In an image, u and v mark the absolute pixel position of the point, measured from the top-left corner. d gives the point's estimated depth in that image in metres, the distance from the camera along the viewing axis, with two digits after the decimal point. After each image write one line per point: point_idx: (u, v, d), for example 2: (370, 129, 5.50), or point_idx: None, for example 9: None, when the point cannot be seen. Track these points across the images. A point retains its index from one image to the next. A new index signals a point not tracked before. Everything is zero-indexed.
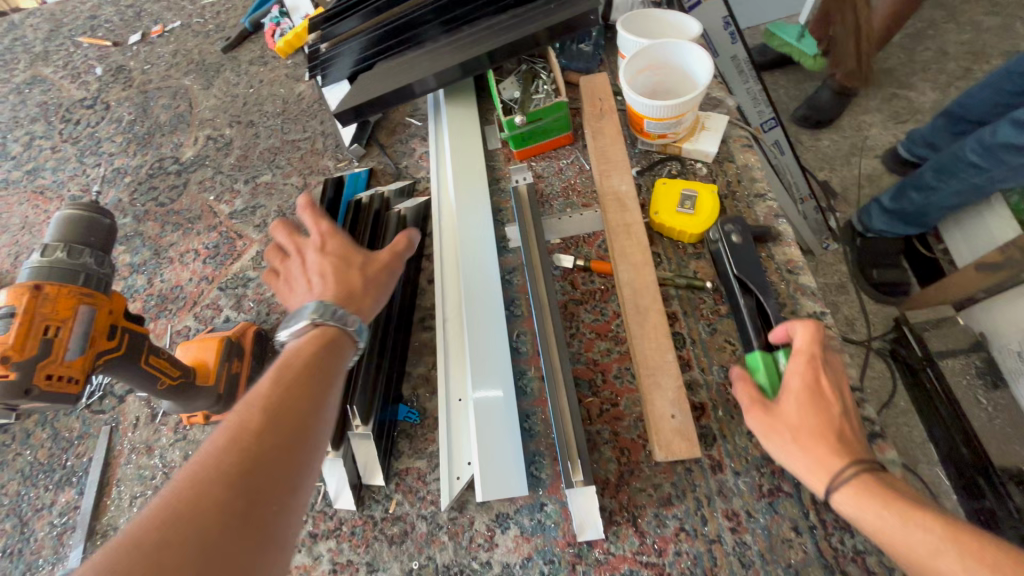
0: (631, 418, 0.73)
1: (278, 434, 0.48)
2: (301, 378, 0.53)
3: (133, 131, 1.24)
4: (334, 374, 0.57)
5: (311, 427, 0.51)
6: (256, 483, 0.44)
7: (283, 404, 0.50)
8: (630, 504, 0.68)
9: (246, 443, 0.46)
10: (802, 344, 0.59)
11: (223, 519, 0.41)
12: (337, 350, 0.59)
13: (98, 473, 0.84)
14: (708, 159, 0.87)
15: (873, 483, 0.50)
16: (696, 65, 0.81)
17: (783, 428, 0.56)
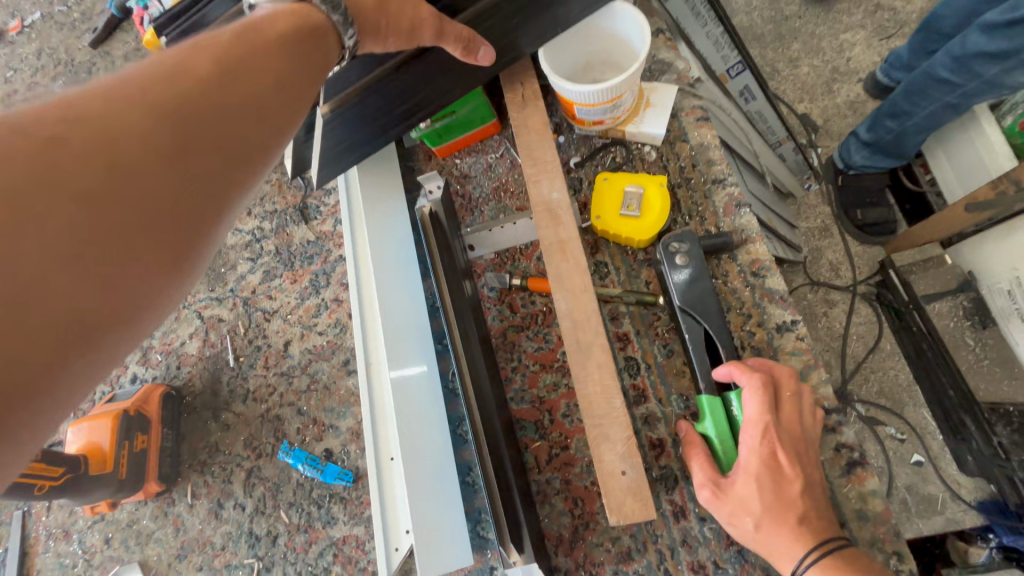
0: (583, 463, 0.64)
1: (251, 68, 0.43)
2: (273, 44, 0.46)
3: None
4: (313, 71, 0.49)
5: (276, 109, 0.44)
6: (223, 103, 0.40)
7: (255, 47, 0.44)
8: (587, 562, 0.61)
9: (219, 63, 0.41)
10: (752, 414, 0.54)
11: (179, 117, 0.37)
12: (318, 40, 0.50)
13: (15, 565, 0.77)
14: (657, 142, 0.73)
15: (841, 568, 0.48)
16: (630, 30, 0.66)
17: (743, 515, 0.52)
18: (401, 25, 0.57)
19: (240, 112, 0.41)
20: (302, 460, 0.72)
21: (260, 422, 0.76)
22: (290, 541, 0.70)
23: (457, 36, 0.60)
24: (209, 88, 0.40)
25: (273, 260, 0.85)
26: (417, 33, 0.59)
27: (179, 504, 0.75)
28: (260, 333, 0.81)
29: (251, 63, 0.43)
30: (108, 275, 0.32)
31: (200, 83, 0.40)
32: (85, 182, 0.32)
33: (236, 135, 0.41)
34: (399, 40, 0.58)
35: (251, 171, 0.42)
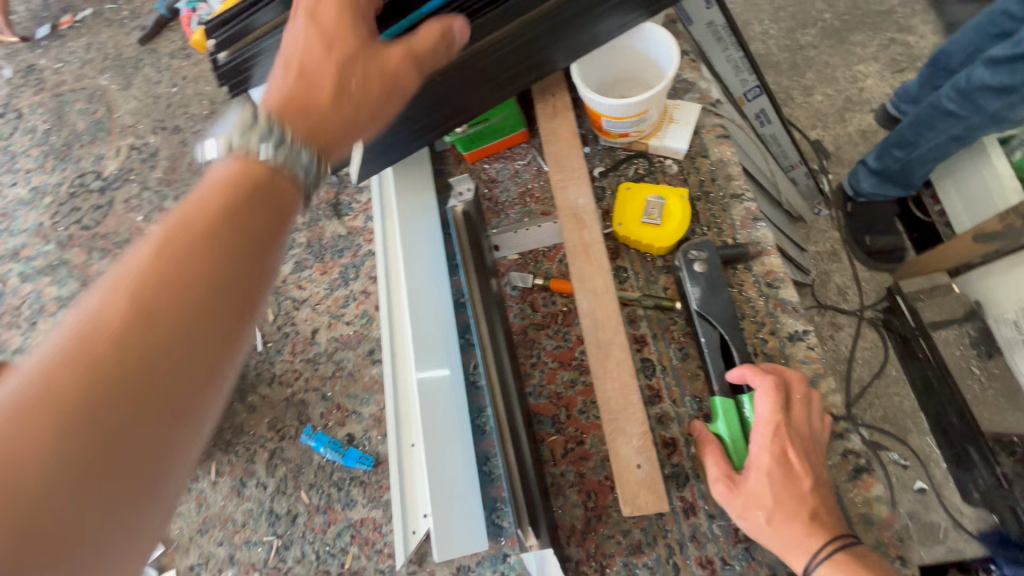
0: (597, 457, 0.67)
1: (203, 250, 0.39)
2: (201, 238, 0.39)
3: (50, 142, 1.11)
4: (275, 221, 0.44)
5: (239, 282, 0.40)
6: (172, 312, 0.36)
7: (208, 228, 0.40)
8: (598, 553, 0.63)
9: (169, 261, 0.38)
10: (763, 413, 0.57)
11: (125, 347, 0.34)
12: (273, 186, 0.45)
13: None
14: (679, 156, 0.77)
15: (849, 562, 0.51)
16: (659, 50, 0.71)
17: (755, 509, 0.54)
18: (374, 80, 0.51)
19: (194, 311, 0.37)
20: (325, 443, 0.74)
21: (285, 406, 0.79)
22: (309, 521, 0.73)
23: (432, 40, 0.55)
24: (153, 298, 0.36)
25: (304, 252, 0.88)
26: (396, 80, 0.53)
27: (203, 480, 0.78)
28: (289, 320, 0.84)
29: (202, 249, 0.39)
30: (57, 550, 0.30)
31: (106, 344, 0.34)
32: (26, 480, 0.30)
33: (192, 336, 0.37)
34: (372, 92, 0.51)
35: (218, 364, 0.38)
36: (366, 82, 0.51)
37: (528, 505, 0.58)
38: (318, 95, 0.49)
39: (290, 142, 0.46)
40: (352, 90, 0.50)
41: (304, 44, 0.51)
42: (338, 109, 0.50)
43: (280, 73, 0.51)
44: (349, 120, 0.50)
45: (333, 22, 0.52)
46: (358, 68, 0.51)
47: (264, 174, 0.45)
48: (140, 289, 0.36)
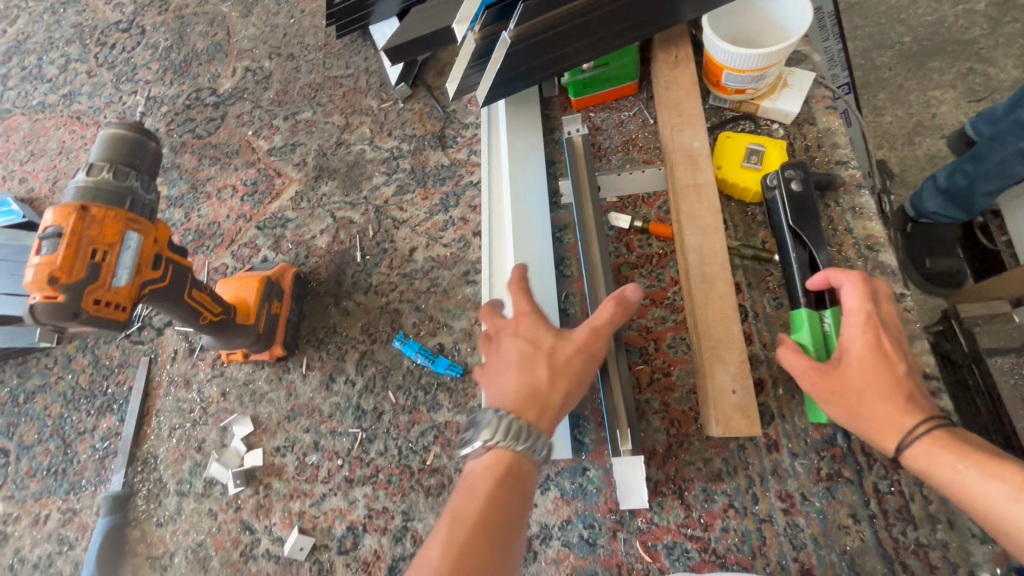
0: (683, 389, 0.69)
1: (482, 537, 0.48)
2: (479, 537, 0.48)
3: (170, 59, 1.19)
4: (518, 499, 0.53)
5: (497, 554, 0.48)
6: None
7: (481, 518, 0.49)
8: (677, 477, 0.66)
9: (460, 542, 0.48)
10: (854, 303, 0.56)
11: None
12: (517, 480, 0.53)
13: (139, 402, 0.86)
14: (788, 120, 0.79)
15: (947, 437, 0.49)
16: (790, 11, 0.73)
17: (843, 391, 0.54)
18: (571, 363, 0.58)
19: None
20: (416, 349, 0.78)
21: (379, 313, 0.84)
22: (394, 418, 0.77)
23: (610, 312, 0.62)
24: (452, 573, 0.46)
25: (407, 177, 0.93)
26: (592, 350, 0.60)
27: (294, 372, 0.83)
28: (388, 237, 0.89)
29: (476, 536, 0.48)
30: None
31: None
32: None
33: None
34: (578, 375, 0.59)
35: None
36: (570, 383, 0.58)
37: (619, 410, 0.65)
38: (535, 384, 0.57)
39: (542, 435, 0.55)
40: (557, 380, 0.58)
41: (514, 344, 0.60)
42: (555, 371, 0.58)
43: (500, 361, 0.60)
44: (566, 393, 0.58)
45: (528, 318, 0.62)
46: (567, 345, 0.59)
47: (520, 465, 0.54)
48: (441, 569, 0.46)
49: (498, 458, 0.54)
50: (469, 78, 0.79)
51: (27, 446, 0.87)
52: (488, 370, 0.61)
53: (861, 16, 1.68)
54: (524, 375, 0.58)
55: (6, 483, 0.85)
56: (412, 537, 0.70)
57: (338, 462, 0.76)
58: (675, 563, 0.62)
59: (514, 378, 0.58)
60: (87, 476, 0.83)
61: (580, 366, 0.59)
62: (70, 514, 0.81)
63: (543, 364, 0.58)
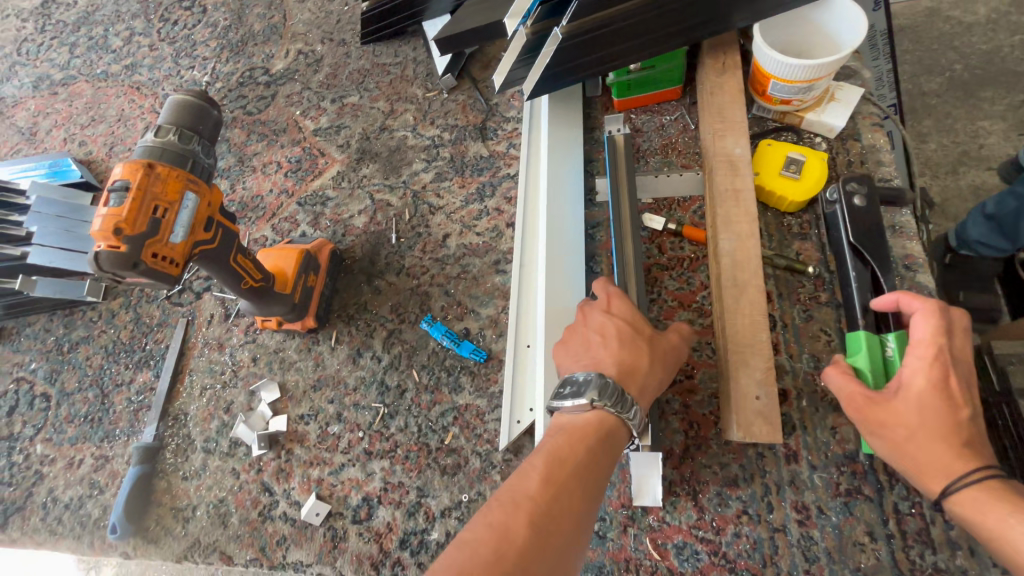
0: (705, 392, 0.70)
1: (580, 480, 0.50)
2: (576, 479, 0.50)
3: (228, 38, 1.24)
4: (611, 462, 0.54)
5: (587, 503, 0.50)
6: (557, 510, 0.48)
7: (582, 463, 0.51)
8: (692, 478, 0.66)
9: (559, 477, 0.49)
10: (923, 335, 0.54)
11: (535, 547, 0.45)
12: (614, 443, 0.55)
13: (174, 360, 0.90)
14: (832, 134, 0.79)
15: (1001, 489, 0.48)
16: (843, 25, 0.73)
17: (894, 425, 0.52)
18: (668, 353, 0.63)
19: (564, 528, 0.47)
20: (443, 332, 0.80)
21: (409, 294, 0.86)
22: (416, 397, 0.78)
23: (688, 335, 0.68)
24: (549, 502, 0.48)
25: (446, 165, 0.95)
26: (681, 350, 0.64)
27: (323, 344, 0.86)
28: (423, 222, 0.91)
29: (574, 476, 0.50)
30: None
31: (545, 512, 0.47)
32: None
33: (559, 537, 0.47)
34: (667, 369, 0.62)
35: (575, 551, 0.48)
36: (664, 372, 0.61)
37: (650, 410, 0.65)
38: (635, 363, 0.60)
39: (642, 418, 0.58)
40: (653, 364, 0.61)
41: (611, 321, 0.63)
42: (655, 363, 0.61)
43: (597, 336, 0.62)
44: (658, 383, 0.61)
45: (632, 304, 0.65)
46: (663, 339, 0.63)
47: (616, 433, 0.56)
48: (537, 494, 0.48)
49: (599, 418, 0.55)
50: (515, 72, 0.81)
51: (68, 393, 0.91)
52: (581, 345, 0.63)
53: (913, 40, 1.64)
54: (624, 350, 0.60)
55: (46, 426, 0.90)
56: (425, 513, 0.71)
57: (359, 435, 0.78)
58: (684, 563, 0.62)
59: (618, 350, 0.60)
60: (120, 426, 0.87)
61: (672, 360, 0.63)
62: (103, 461, 0.85)
63: (644, 352, 0.61)
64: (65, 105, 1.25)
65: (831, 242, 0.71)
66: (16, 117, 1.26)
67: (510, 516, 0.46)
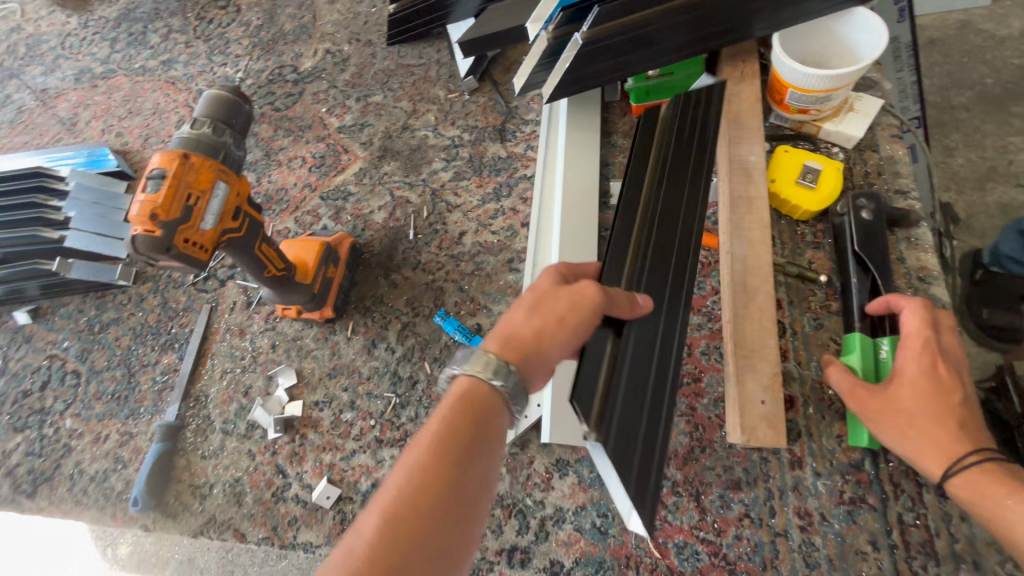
0: (711, 396, 0.70)
1: (449, 454, 0.45)
2: (442, 452, 0.45)
3: (259, 36, 1.28)
4: (487, 414, 0.49)
5: (464, 467, 0.45)
6: (426, 492, 0.43)
7: (444, 434, 0.46)
8: (695, 480, 0.66)
9: (420, 461, 0.44)
10: (910, 328, 0.58)
11: (409, 539, 0.41)
12: (482, 397, 0.49)
13: (198, 343, 0.93)
14: (849, 144, 0.79)
15: (998, 471, 0.50)
16: (862, 37, 0.74)
17: (893, 413, 0.55)
18: (555, 307, 0.54)
19: (441, 506, 0.43)
20: (455, 327, 0.82)
21: (424, 289, 0.88)
22: (428, 389, 0.80)
23: (623, 297, 0.58)
24: (415, 492, 0.43)
25: (465, 165, 0.97)
26: (581, 299, 0.54)
27: (340, 334, 0.88)
28: (440, 220, 0.94)
29: (442, 453, 0.45)
30: None
31: (409, 499, 0.42)
32: None
33: (439, 517, 0.42)
34: (553, 321, 0.54)
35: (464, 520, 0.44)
36: (536, 322, 0.54)
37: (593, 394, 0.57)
38: (510, 324, 0.54)
39: (513, 372, 0.50)
40: (530, 321, 0.54)
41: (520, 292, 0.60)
42: (532, 318, 0.54)
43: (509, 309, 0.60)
44: (534, 335, 0.53)
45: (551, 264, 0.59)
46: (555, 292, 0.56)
47: (485, 392, 0.50)
48: (398, 490, 0.43)
49: (463, 390, 0.49)
50: (536, 75, 0.83)
51: (97, 370, 0.96)
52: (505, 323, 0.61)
53: (942, 53, 1.61)
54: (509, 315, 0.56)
55: (76, 401, 0.94)
56: None
57: (371, 423, 0.80)
58: (684, 563, 0.63)
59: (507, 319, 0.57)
60: (145, 405, 0.91)
61: (563, 310, 0.54)
62: (127, 437, 0.89)
63: (522, 307, 0.55)
64: (104, 97, 1.31)
65: (838, 252, 0.73)
66: (58, 108, 1.32)
67: (359, 533, 0.41)
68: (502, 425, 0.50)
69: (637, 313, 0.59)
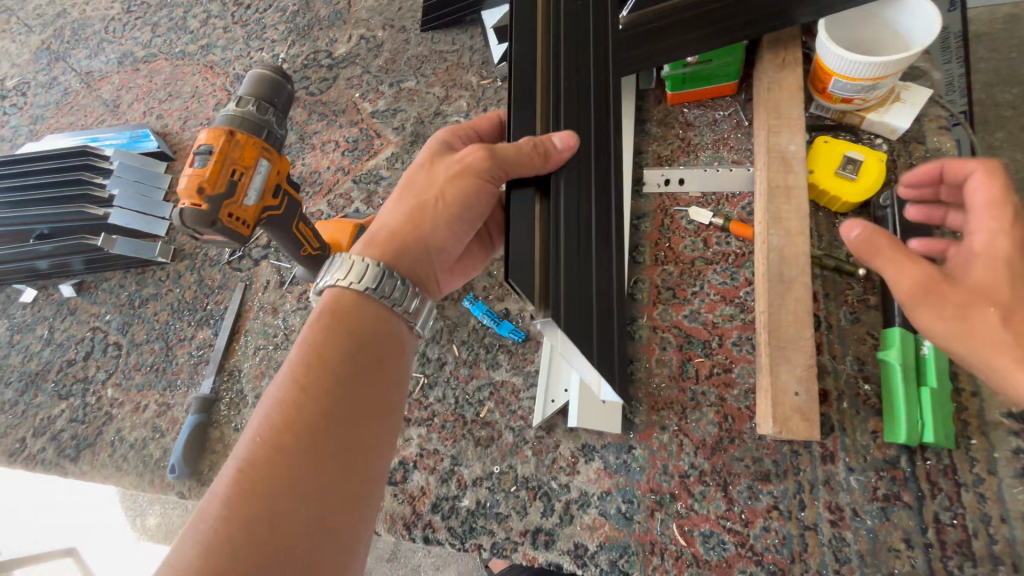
0: (742, 387, 0.69)
1: (323, 367, 0.50)
2: (317, 369, 0.50)
3: (295, 22, 1.30)
4: (363, 331, 0.54)
5: (341, 379, 0.50)
6: (299, 403, 0.48)
7: (317, 353, 0.51)
8: (723, 470, 0.66)
9: (296, 380, 0.49)
10: (991, 197, 0.53)
11: (289, 443, 0.46)
12: (356, 317, 0.54)
13: (232, 320, 0.96)
14: (894, 135, 0.76)
15: None
16: (913, 24, 0.72)
17: (983, 304, 0.49)
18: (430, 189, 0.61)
19: (319, 412, 0.48)
20: (483, 311, 0.83)
21: None
22: (455, 370, 0.81)
23: (526, 148, 0.57)
24: (288, 406, 0.48)
25: None
26: (468, 168, 0.59)
27: None
28: None
29: (316, 369, 0.50)
30: None
31: (284, 412, 0.47)
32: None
33: (317, 421, 0.47)
34: (426, 199, 0.60)
35: (342, 419, 0.48)
36: (406, 210, 0.60)
37: (529, 265, 0.56)
38: (387, 221, 0.61)
39: (375, 268, 0.55)
40: (405, 210, 0.60)
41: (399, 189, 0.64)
42: (401, 206, 0.61)
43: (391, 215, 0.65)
44: (406, 217, 0.60)
45: (428, 151, 0.64)
46: (431, 177, 0.61)
47: (358, 306, 0.55)
48: (275, 410, 0.48)
49: (336, 309, 0.54)
50: None
51: (137, 343, 0.99)
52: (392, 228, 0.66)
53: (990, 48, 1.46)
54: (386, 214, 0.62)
55: (117, 371, 0.98)
56: (457, 481, 0.73)
57: None
58: (710, 552, 0.63)
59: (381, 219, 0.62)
60: (182, 377, 0.94)
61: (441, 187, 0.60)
62: (165, 408, 0.92)
63: (397, 204, 0.61)
64: (145, 80, 1.34)
65: None
66: (102, 90, 1.37)
67: (233, 458, 0.46)
68: (386, 338, 0.55)
69: (551, 164, 0.59)
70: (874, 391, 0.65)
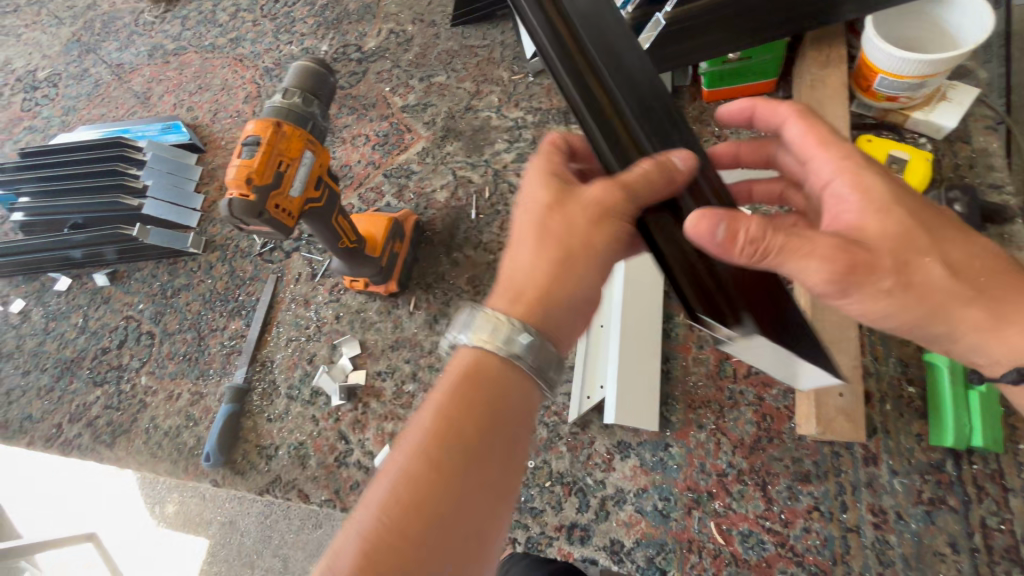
0: (781, 387, 0.69)
1: (456, 443, 0.45)
2: (447, 445, 0.45)
3: (324, 16, 1.30)
4: (501, 401, 0.48)
5: (474, 461, 0.45)
6: (428, 482, 0.43)
7: (452, 423, 0.46)
8: (762, 470, 0.66)
9: (428, 452, 0.45)
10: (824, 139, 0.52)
11: (417, 528, 0.42)
12: (496, 382, 0.48)
13: (264, 312, 0.97)
14: (939, 135, 0.75)
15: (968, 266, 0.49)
16: (964, 23, 0.71)
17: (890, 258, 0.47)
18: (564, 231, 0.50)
19: (450, 499, 0.43)
20: None
21: (486, 268, 0.90)
22: None
23: (661, 177, 0.51)
24: (418, 482, 0.43)
25: (528, 147, 0.98)
26: (606, 207, 0.50)
27: (402, 308, 0.91)
28: (502, 200, 0.95)
29: (451, 443, 0.45)
30: None
31: (412, 488, 0.43)
32: None
33: (446, 508, 0.43)
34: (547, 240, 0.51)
35: (472, 510, 0.44)
36: (530, 257, 0.51)
37: (711, 293, 0.55)
38: (512, 277, 0.51)
39: (519, 330, 0.48)
40: (530, 259, 0.51)
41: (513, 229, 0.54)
42: (540, 256, 0.50)
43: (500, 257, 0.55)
44: (531, 266, 0.50)
45: (549, 190, 0.53)
46: (560, 216, 0.51)
47: (497, 368, 0.48)
48: (404, 480, 0.44)
49: (472, 365, 0.48)
50: None
51: (170, 333, 1.01)
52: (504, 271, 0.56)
53: None
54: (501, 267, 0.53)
55: (150, 359, 0.99)
56: None
57: None
58: (749, 551, 0.63)
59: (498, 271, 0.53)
60: (214, 367, 0.95)
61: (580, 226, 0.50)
62: (198, 397, 0.93)
63: (516, 250, 0.52)
64: (176, 73, 1.36)
65: None
66: (133, 82, 1.38)
67: (357, 526, 0.43)
68: (523, 412, 0.49)
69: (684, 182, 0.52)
70: (918, 393, 0.65)
